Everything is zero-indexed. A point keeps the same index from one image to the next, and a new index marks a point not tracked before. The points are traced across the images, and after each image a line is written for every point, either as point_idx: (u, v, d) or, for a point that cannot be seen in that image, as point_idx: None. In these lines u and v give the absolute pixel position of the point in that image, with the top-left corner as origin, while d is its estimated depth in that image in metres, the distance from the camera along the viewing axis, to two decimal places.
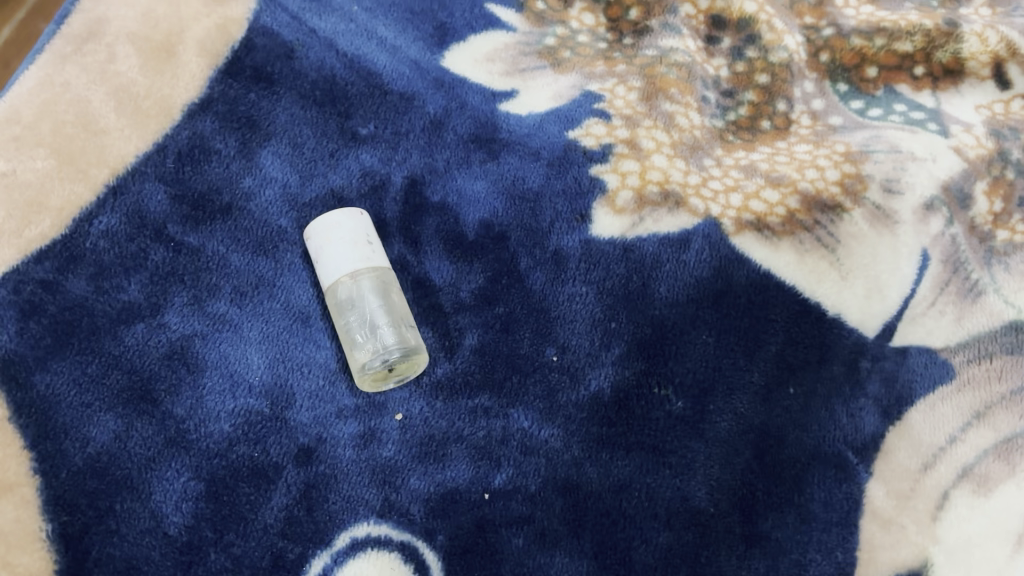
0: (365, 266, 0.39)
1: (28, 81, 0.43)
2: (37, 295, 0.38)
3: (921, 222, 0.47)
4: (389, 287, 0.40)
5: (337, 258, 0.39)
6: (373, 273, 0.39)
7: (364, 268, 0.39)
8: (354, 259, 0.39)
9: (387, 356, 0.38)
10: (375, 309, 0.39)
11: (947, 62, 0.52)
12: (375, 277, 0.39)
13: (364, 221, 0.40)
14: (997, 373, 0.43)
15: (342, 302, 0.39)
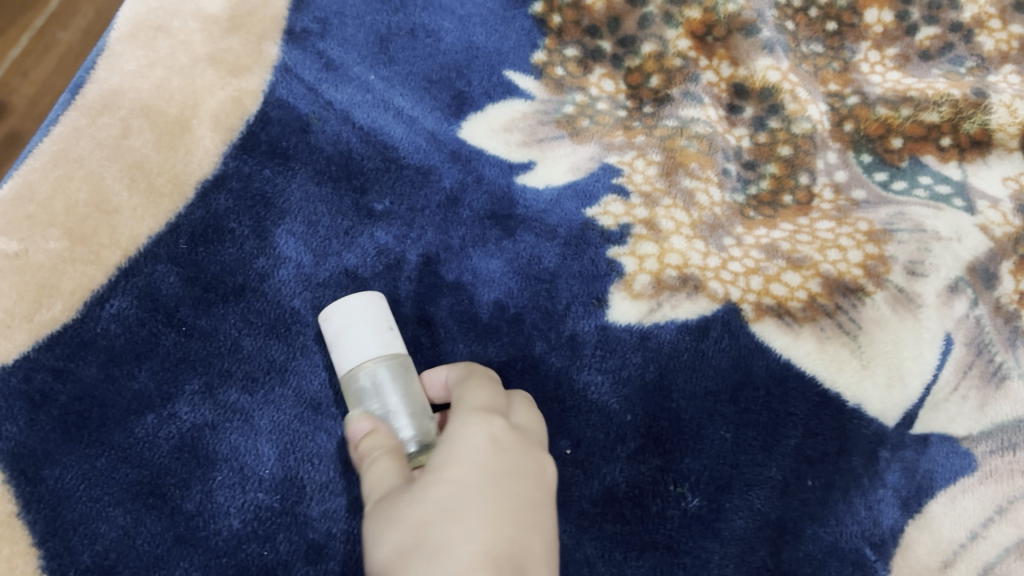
0: (380, 351, 0.38)
1: (42, 156, 0.43)
2: (48, 383, 0.38)
3: (946, 305, 0.46)
4: (407, 373, 0.38)
5: (353, 342, 0.38)
6: (389, 357, 0.38)
7: (380, 353, 0.38)
8: (370, 343, 0.38)
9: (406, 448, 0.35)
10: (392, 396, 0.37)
11: (975, 133, 0.50)
12: (393, 363, 0.38)
13: (381, 309, 0.39)
14: (1019, 466, 0.43)
15: (355, 390, 0.37)
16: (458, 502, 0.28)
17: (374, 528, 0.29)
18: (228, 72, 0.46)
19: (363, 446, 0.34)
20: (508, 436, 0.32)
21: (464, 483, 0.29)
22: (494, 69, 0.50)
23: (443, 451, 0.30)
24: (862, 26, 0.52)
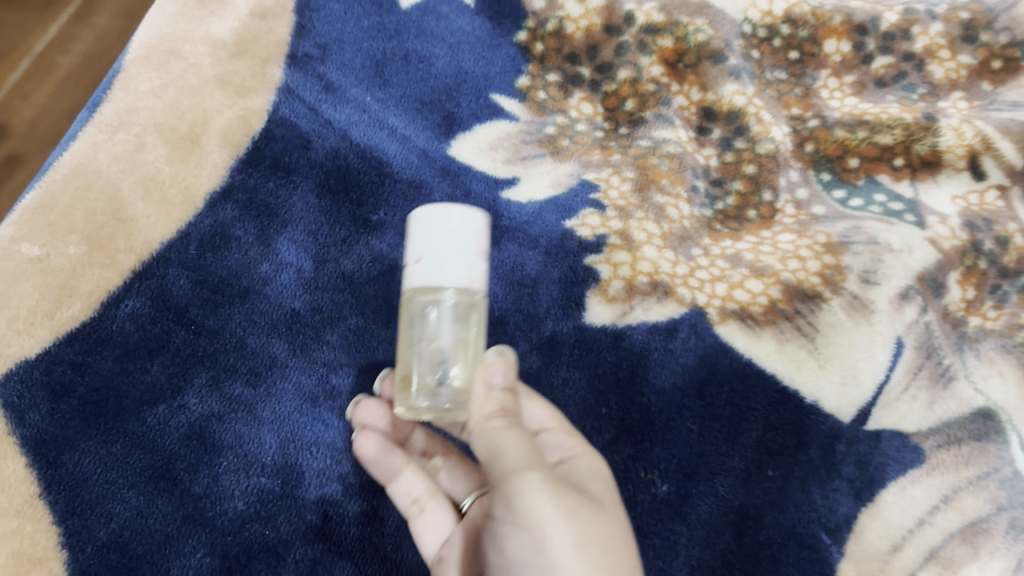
0: (450, 288, 0.34)
1: (63, 168, 0.46)
2: (67, 376, 0.41)
3: (897, 311, 0.50)
4: (469, 315, 0.35)
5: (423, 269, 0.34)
6: (458, 299, 0.34)
7: (450, 293, 0.34)
8: (444, 278, 0.34)
9: (442, 403, 0.34)
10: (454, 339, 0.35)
11: (926, 153, 0.55)
12: (459, 306, 0.34)
13: (465, 229, 0.34)
14: (964, 458, 0.46)
15: (421, 317, 0.35)
16: (626, 546, 0.30)
17: (567, 525, 0.29)
18: (235, 92, 0.50)
19: (499, 398, 0.32)
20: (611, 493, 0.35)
21: (627, 551, 0.30)
22: (481, 92, 0.53)
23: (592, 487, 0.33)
24: (821, 55, 0.56)
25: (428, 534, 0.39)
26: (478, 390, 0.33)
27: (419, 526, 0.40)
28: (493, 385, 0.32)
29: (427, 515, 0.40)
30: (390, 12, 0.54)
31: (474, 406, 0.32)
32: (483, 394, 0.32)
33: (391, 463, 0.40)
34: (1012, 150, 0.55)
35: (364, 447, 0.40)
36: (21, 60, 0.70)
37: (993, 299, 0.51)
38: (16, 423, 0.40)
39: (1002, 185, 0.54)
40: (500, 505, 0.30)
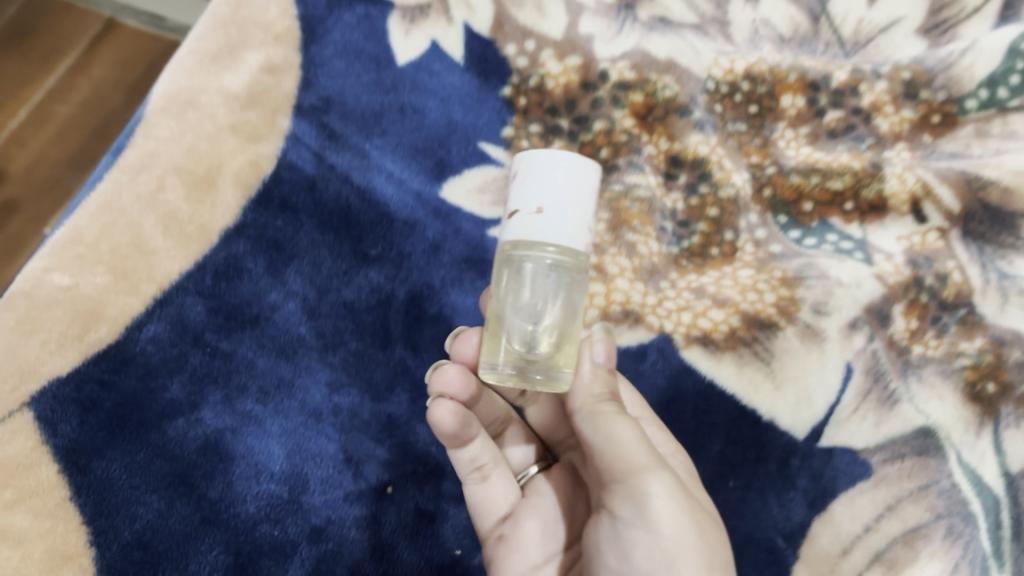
0: (556, 245, 0.38)
1: (90, 206, 0.51)
2: (95, 392, 0.45)
3: (846, 339, 0.55)
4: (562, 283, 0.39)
5: (538, 217, 0.39)
6: (561, 260, 0.39)
7: (556, 251, 0.39)
8: (553, 235, 0.38)
9: (531, 373, 0.40)
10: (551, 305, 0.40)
11: (872, 198, 0.59)
12: (562, 270, 0.39)
13: (577, 189, 0.39)
14: (907, 471, 0.51)
15: (526, 269, 0.39)
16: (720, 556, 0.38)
17: (684, 522, 0.37)
18: (247, 139, 0.55)
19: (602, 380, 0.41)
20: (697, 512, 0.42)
21: (718, 557, 0.38)
22: (470, 140, 0.58)
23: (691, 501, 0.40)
24: (778, 109, 0.61)
25: (482, 499, 0.46)
26: (585, 371, 0.42)
27: (475, 491, 0.46)
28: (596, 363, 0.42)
29: (484, 482, 0.46)
30: (387, 68, 0.59)
31: (582, 386, 0.41)
32: (589, 372, 0.42)
33: (464, 435, 0.45)
34: (950, 196, 0.58)
35: (438, 417, 0.43)
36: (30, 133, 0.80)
37: (934, 329, 0.55)
38: (50, 433, 0.44)
39: (942, 228, 0.58)
40: (627, 504, 0.38)
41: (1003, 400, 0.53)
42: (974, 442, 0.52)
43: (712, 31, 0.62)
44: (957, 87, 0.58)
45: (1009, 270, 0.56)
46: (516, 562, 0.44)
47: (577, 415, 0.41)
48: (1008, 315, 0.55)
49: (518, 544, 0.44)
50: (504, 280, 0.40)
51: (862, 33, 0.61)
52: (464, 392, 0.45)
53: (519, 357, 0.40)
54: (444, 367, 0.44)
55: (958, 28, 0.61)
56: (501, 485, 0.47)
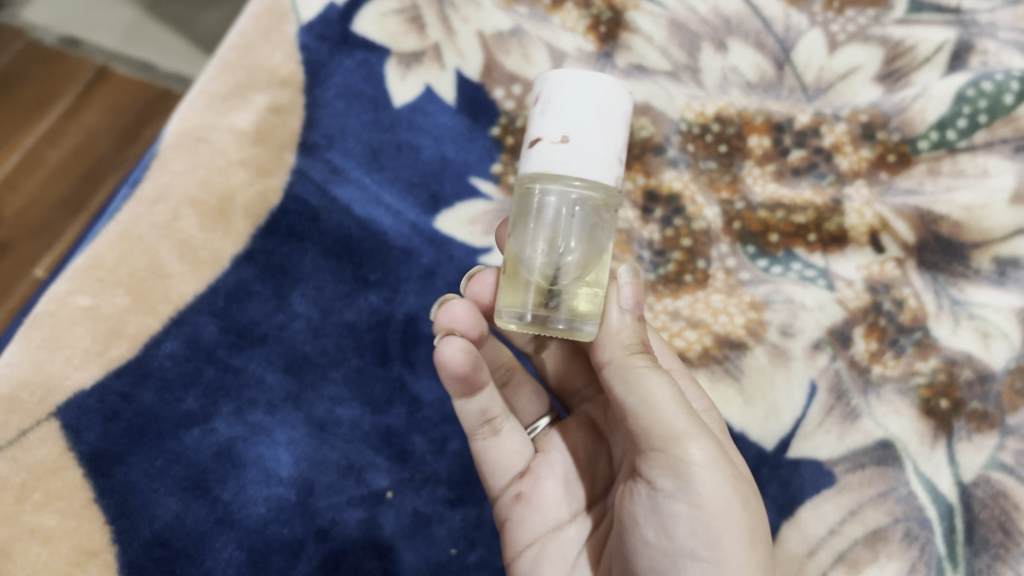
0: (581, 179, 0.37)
1: (109, 234, 0.55)
2: (117, 404, 0.50)
3: (811, 358, 0.59)
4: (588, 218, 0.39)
5: (563, 147, 0.37)
6: (586, 196, 0.38)
7: (580, 186, 0.37)
8: (576, 168, 0.37)
9: (554, 323, 0.39)
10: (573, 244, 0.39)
11: (834, 230, 0.63)
12: (585, 207, 0.38)
13: (610, 115, 0.37)
14: (867, 479, 0.55)
15: (548, 202, 0.38)
16: (758, 525, 0.39)
17: (725, 493, 0.37)
18: (256, 173, 0.59)
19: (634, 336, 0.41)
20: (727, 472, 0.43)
21: (758, 525, 0.39)
22: (462, 176, 0.62)
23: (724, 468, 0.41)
24: (746, 148, 0.66)
25: (494, 452, 0.48)
26: (613, 319, 0.41)
27: (486, 445, 0.48)
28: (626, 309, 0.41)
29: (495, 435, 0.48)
30: (385, 109, 0.63)
31: (610, 340, 0.41)
32: (620, 324, 0.41)
33: (474, 378, 0.45)
34: (905, 228, 0.62)
35: (448, 356, 0.43)
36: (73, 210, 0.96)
37: (893, 350, 0.59)
38: (75, 440, 0.48)
39: (899, 257, 0.62)
40: (668, 475, 0.37)
41: (955, 415, 0.57)
42: (929, 454, 0.56)
43: (685, 78, 0.68)
44: (910, 129, 0.64)
45: (961, 296, 0.61)
46: (535, 520, 0.45)
47: (609, 370, 0.40)
48: (960, 337, 0.59)
49: (537, 501, 0.46)
50: (525, 215, 0.39)
51: (824, 80, 0.67)
52: (475, 329, 0.44)
53: (540, 300, 0.39)
54: (452, 302, 0.44)
55: (911, 75, 0.67)
56: (514, 441, 0.49)
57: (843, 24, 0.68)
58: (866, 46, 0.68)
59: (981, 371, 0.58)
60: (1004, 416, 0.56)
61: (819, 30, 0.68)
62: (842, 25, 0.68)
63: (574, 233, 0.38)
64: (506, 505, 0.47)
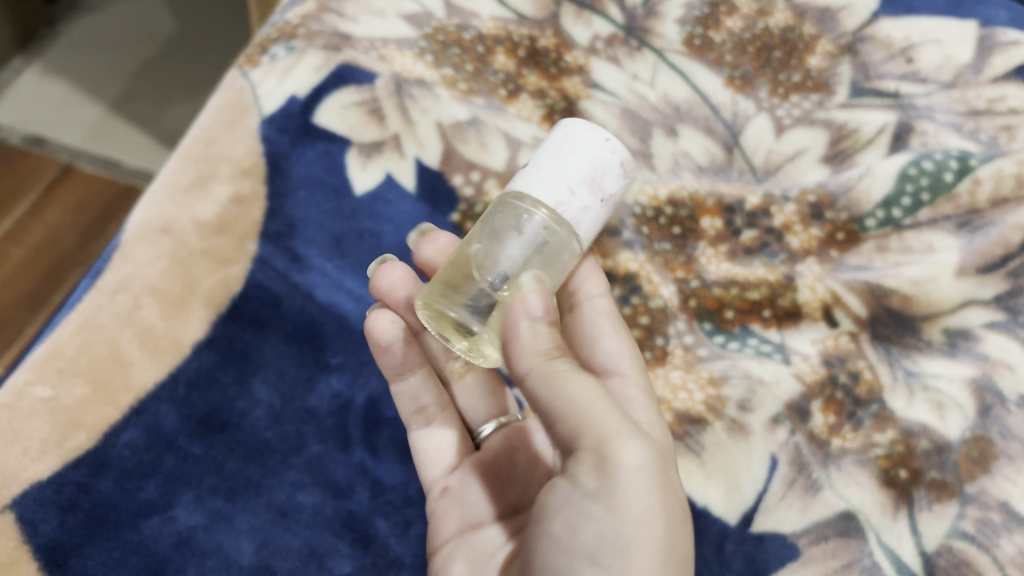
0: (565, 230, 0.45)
1: (70, 324, 0.55)
2: (75, 494, 0.50)
3: (770, 433, 0.58)
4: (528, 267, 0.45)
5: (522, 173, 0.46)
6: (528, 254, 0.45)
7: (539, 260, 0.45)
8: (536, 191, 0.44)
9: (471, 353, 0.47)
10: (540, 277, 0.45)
11: (788, 306, 0.64)
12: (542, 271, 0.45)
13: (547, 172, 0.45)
14: (831, 551, 0.54)
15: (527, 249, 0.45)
16: (674, 552, 0.38)
17: (645, 506, 0.37)
18: (218, 262, 0.60)
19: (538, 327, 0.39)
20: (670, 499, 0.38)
21: (673, 550, 0.38)
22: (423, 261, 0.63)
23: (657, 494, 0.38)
24: (698, 230, 0.67)
25: (426, 449, 0.53)
26: (528, 324, 0.39)
27: (420, 441, 0.54)
28: (534, 317, 0.39)
29: (426, 428, 0.54)
30: (347, 197, 0.64)
31: (526, 347, 0.39)
32: (532, 329, 0.39)
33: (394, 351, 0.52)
34: (857, 302, 0.64)
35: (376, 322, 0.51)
36: (37, 310, 1.01)
37: (851, 423, 0.59)
38: (31, 533, 0.48)
39: (852, 331, 0.63)
40: (589, 478, 0.37)
41: (915, 485, 0.56)
42: (891, 524, 0.55)
43: (639, 162, 0.69)
44: (857, 207, 0.67)
45: (914, 368, 0.61)
46: (454, 510, 0.50)
47: (527, 381, 0.38)
48: (915, 409, 0.59)
49: (458, 498, 0.51)
50: (502, 237, 0.45)
51: (772, 162, 0.71)
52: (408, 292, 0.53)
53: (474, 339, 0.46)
54: (390, 267, 0.53)
55: (855, 156, 0.70)
56: (449, 433, 0.54)
57: (789, 109, 0.73)
58: (812, 129, 0.72)
59: (938, 442, 0.58)
60: (963, 484, 0.56)
61: (766, 115, 0.73)
62: (787, 110, 0.73)
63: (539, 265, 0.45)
64: (433, 498, 0.51)
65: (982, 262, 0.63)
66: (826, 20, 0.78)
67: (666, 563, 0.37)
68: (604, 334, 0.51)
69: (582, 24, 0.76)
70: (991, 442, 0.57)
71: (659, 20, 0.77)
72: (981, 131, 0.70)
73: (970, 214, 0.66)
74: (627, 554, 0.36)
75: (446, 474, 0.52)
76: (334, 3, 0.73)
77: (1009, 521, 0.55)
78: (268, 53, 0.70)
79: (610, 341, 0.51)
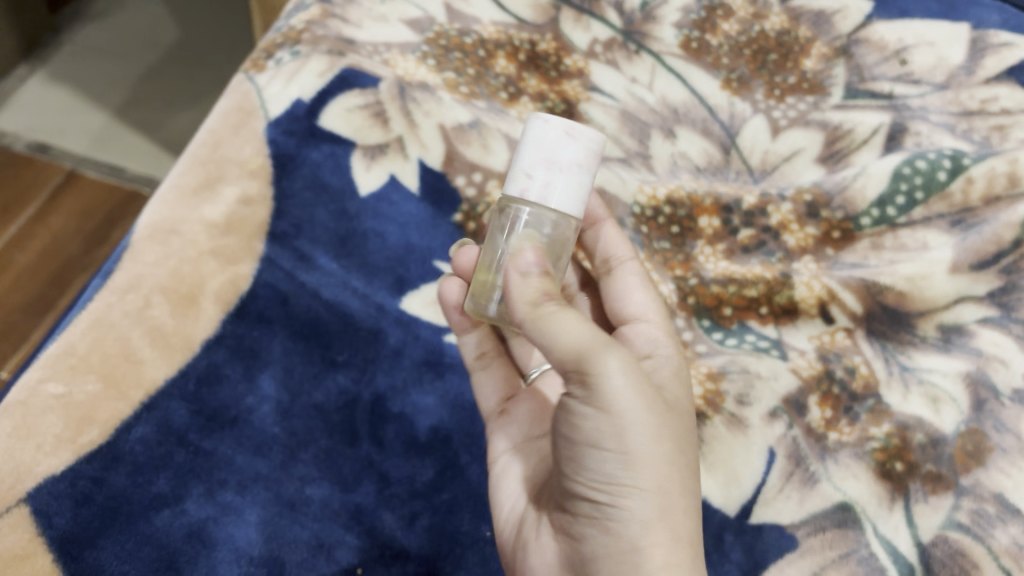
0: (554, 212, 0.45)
1: (82, 323, 0.57)
2: (88, 487, 0.51)
3: (768, 426, 0.59)
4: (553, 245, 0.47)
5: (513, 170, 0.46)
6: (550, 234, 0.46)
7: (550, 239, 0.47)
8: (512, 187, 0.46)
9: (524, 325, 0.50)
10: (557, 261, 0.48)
11: (785, 303, 0.65)
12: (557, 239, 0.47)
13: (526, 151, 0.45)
14: (828, 542, 0.55)
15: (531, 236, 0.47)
16: (668, 443, 0.40)
17: (635, 404, 0.39)
18: (226, 261, 0.62)
19: (535, 282, 0.42)
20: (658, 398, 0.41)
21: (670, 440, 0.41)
22: (427, 260, 0.64)
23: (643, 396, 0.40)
24: (697, 229, 0.68)
25: (483, 383, 0.55)
26: (516, 280, 0.42)
27: (479, 375, 0.55)
28: (528, 270, 0.42)
29: (486, 368, 0.55)
30: (351, 199, 0.66)
31: (521, 299, 0.42)
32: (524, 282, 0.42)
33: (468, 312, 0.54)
34: (853, 299, 0.65)
35: (447, 290, 0.53)
36: (44, 313, 1.02)
37: (847, 417, 0.60)
38: (46, 526, 0.49)
39: (848, 327, 0.64)
40: (581, 386, 0.40)
41: (910, 477, 0.57)
42: (887, 515, 0.56)
43: (637, 163, 0.71)
44: (852, 206, 0.68)
45: (909, 363, 0.63)
46: (511, 430, 0.51)
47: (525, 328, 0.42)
48: (911, 403, 0.60)
49: (515, 417, 0.51)
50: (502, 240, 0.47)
51: (769, 162, 0.72)
52: None
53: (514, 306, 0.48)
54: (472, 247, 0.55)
55: (851, 155, 0.71)
56: (503, 370, 0.55)
57: (785, 111, 0.74)
58: (807, 130, 0.73)
59: (933, 435, 0.59)
60: (958, 477, 0.57)
61: (762, 116, 0.74)
62: (783, 111, 0.74)
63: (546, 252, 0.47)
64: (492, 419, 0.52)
65: (976, 260, 0.64)
66: (821, 23, 0.79)
67: (662, 451, 0.40)
68: (633, 290, 0.55)
69: (581, 28, 0.78)
70: (985, 436, 0.58)
71: (656, 24, 0.79)
72: (974, 131, 0.72)
73: (962, 212, 0.67)
74: (631, 443, 0.39)
75: (502, 401, 0.53)
76: (337, 8, 0.74)
77: (1003, 512, 0.56)
78: (274, 58, 0.71)
79: (637, 296, 0.55)
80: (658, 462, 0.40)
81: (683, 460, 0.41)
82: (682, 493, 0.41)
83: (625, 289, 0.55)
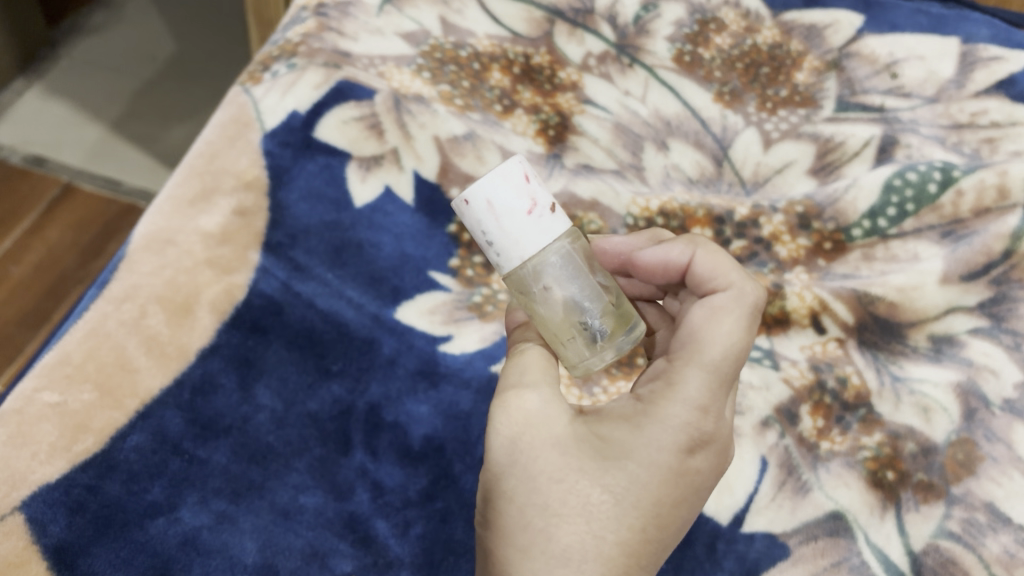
0: (520, 266, 0.46)
1: (78, 332, 0.57)
2: (83, 496, 0.51)
3: (760, 435, 0.60)
4: (558, 268, 0.47)
5: None
6: (543, 274, 0.46)
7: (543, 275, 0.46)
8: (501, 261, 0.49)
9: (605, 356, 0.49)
10: (589, 279, 0.48)
11: (776, 313, 0.65)
12: (555, 269, 0.47)
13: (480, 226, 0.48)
14: (820, 550, 0.55)
15: (548, 287, 0.47)
16: (522, 498, 0.42)
17: (497, 455, 0.44)
18: (222, 271, 0.62)
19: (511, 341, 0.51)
20: (530, 454, 0.43)
21: (527, 497, 0.42)
22: (421, 270, 0.65)
23: (511, 450, 0.43)
24: None
25: None
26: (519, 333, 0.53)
27: None
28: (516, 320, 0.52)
29: None
30: (346, 209, 0.66)
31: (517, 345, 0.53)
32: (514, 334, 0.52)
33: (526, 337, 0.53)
34: (844, 310, 0.65)
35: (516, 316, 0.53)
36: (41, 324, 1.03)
37: (839, 426, 0.60)
38: (40, 533, 0.50)
39: (840, 338, 0.65)
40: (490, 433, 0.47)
41: (902, 486, 0.57)
42: (878, 524, 0.56)
43: (630, 175, 0.72)
44: (844, 217, 0.69)
45: (901, 373, 0.63)
46: None
47: None
48: (902, 412, 0.60)
49: None
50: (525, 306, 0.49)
51: (761, 174, 0.73)
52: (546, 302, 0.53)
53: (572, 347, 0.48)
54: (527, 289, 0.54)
55: (842, 168, 0.72)
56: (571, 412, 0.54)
57: (777, 123, 0.75)
58: (799, 143, 0.74)
59: (924, 444, 0.59)
60: (949, 486, 0.57)
61: (754, 128, 0.75)
62: (775, 124, 0.75)
63: (566, 285, 0.47)
64: None
65: (966, 271, 0.65)
66: (813, 37, 0.80)
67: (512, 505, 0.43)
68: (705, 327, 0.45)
69: (575, 42, 0.79)
70: (976, 445, 0.58)
71: (650, 37, 0.80)
72: (964, 143, 0.73)
73: (953, 223, 0.68)
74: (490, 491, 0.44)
75: None
76: (333, 21, 0.75)
77: (995, 521, 0.55)
78: (269, 71, 0.72)
79: (690, 330, 0.46)
80: (502, 490, 0.43)
81: (542, 522, 0.42)
82: (525, 530, 0.42)
83: (696, 328, 0.46)
